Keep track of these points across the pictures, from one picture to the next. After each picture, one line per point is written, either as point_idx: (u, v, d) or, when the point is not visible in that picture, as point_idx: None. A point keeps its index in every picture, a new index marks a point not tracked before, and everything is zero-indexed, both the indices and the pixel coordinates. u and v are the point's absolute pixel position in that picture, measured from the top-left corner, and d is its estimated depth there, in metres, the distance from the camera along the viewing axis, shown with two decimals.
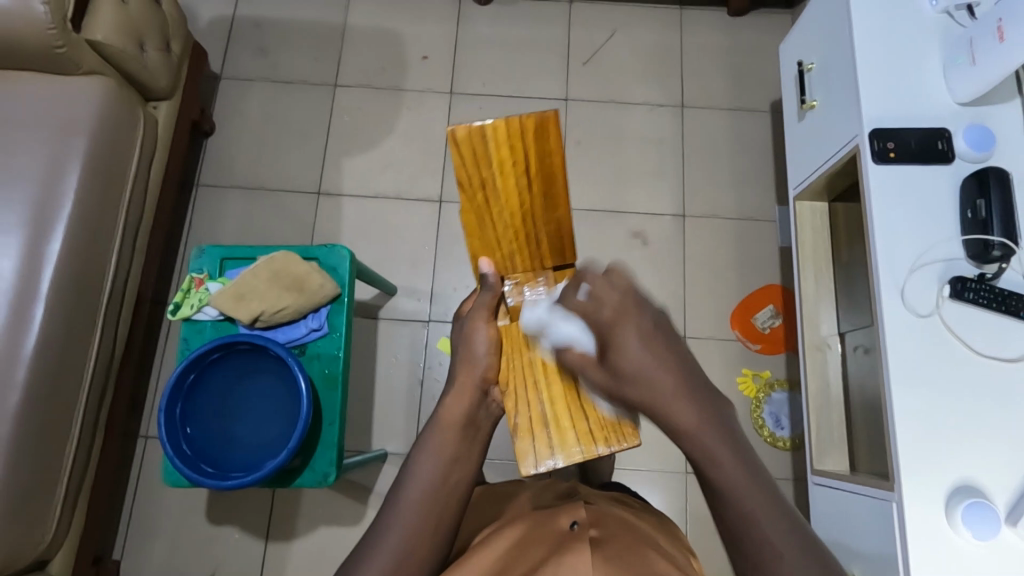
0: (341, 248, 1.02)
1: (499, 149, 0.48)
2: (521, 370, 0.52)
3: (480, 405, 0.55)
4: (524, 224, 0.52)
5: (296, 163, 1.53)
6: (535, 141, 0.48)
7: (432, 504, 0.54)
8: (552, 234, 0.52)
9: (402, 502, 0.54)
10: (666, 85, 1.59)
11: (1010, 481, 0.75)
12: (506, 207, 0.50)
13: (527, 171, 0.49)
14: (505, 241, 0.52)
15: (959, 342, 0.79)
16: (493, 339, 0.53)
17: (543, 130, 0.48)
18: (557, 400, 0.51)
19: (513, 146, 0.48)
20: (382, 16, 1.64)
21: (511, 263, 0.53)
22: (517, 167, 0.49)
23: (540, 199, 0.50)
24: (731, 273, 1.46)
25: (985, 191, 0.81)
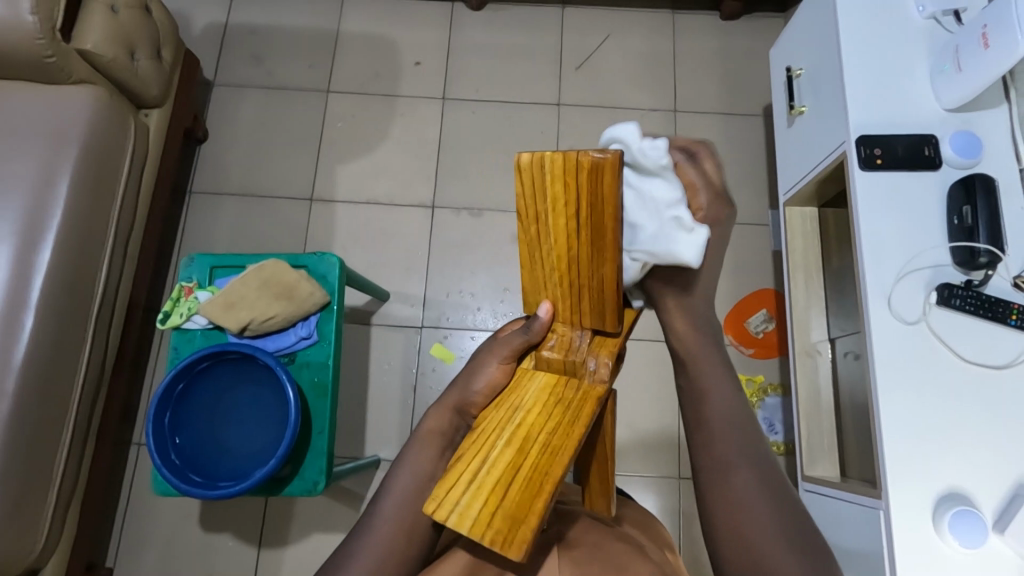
0: (331, 256, 1.02)
1: (541, 193, 0.44)
2: (497, 418, 0.45)
3: (460, 430, 0.53)
4: (568, 271, 0.46)
5: (289, 170, 1.54)
6: (587, 184, 0.42)
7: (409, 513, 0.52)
8: (592, 290, 0.46)
9: (380, 511, 0.53)
10: (658, 90, 1.59)
11: (999, 489, 0.75)
12: (553, 247, 0.46)
13: (576, 213, 0.43)
14: (547, 278, 0.48)
15: (946, 350, 0.79)
16: (493, 381, 0.51)
17: (598, 173, 0.41)
18: (500, 461, 0.42)
19: (567, 183, 0.43)
20: (374, 22, 1.64)
21: (570, 308, 0.48)
22: (569, 211, 0.44)
23: (586, 245, 0.44)
24: (724, 278, 1.46)
25: (970, 198, 0.81)
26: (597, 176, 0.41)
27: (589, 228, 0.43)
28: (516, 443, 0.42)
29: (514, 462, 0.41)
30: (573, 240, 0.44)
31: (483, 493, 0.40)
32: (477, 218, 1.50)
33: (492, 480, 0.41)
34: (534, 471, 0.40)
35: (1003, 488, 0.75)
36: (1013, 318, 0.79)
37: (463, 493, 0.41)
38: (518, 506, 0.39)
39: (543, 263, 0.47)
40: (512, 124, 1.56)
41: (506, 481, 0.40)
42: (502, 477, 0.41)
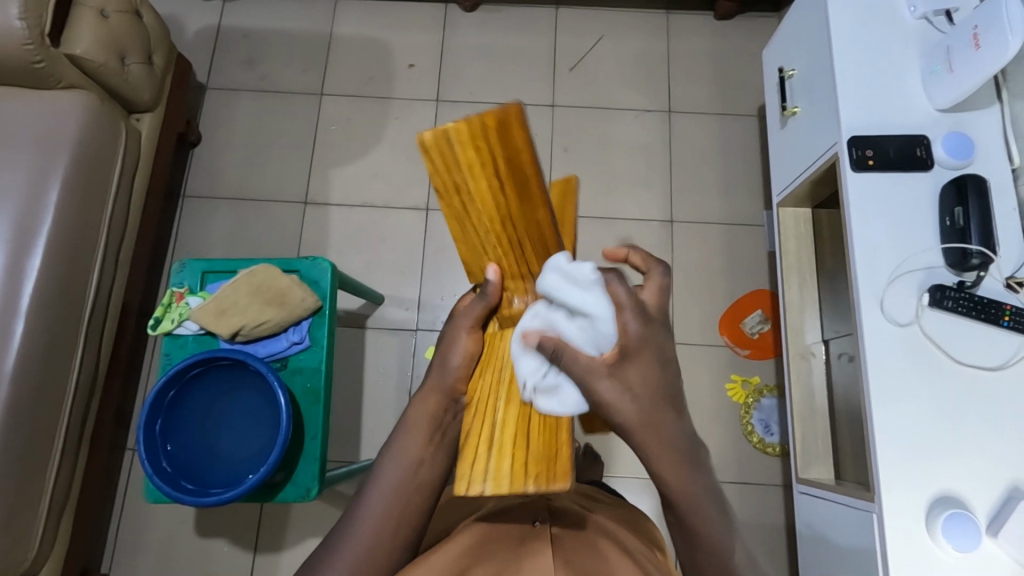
0: (323, 261, 1.01)
1: (453, 165, 0.40)
2: (488, 385, 0.45)
3: (449, 411, 0.52)
4: (504, 232, 0.42)
5: (283, 173, 1.53)
6: (498, 139, 0.38)
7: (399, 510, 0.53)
8: (535, 245, 0.43)
9: (366, 506, 0.53)
10: (652, 90, 1.58)
11: (993, 492, 0.74)
12: (482, 212, 0.41)
13: (496, 173, 0.39)
14: (485, 243, 0.44)
15: (938, 352, 0.79)
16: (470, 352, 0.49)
17: (505, 125, 0.38)
18: (510, 416, 0.42)
19: (478, 147, 0.39)
20: (368, 24, 1.64)
21: (516, 268, 0.45)
22: (487, 171, 0.39)
23: (515, 205, 0.40)
24: (720, 279, 1.45)
25: (962, 199, 0.81)
26: (499, 124, 0.38)
27: (511, 180, 0.39)
28: (515, 396, 0.43)
29: (522, 410, 0.42)
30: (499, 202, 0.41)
31: (505, 452, 0.41)
32: None
33: (508, 437, 0.41)
34: (544, 414, 0.42)
35: (996, 491, 0.74)
36: (1006, 320, 0.78)
37: (490, 460, 0.41)
38: (542, 445, 0.41)
39: (478, 227, 0.43)
40: None
41: (521, 430, 0.42)
42: (518, 427, 0.42)
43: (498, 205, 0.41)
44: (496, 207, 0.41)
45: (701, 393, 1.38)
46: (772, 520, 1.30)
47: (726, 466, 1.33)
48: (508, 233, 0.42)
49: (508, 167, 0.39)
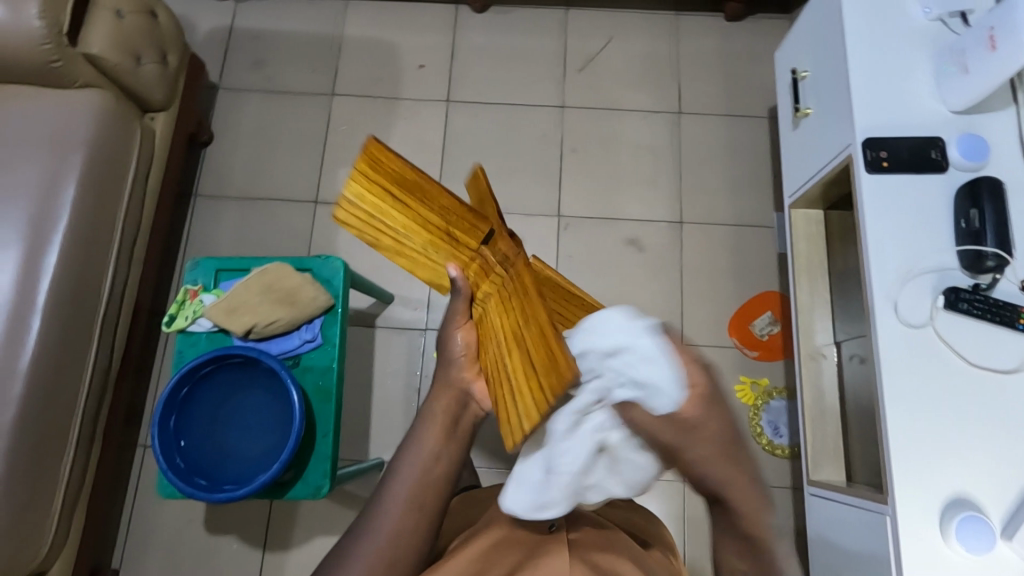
0: (335, 260, 1.02)
1: (364, 215, 0.50)
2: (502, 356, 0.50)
3: (460, 404, 0.61)
4: (441, 242, 0.51)
5: (294, 173, 1.54)
6: (375, 171, 0.48)
7: (412, 510, 0.60)
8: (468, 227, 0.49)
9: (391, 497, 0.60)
10: (662, 92, 1.58)
11: (1007, 495, 0.74)
12: (412, 234, 0.51)
13: (399, 199, 0.49)
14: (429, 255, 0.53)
15: (953, 354, 0.78)
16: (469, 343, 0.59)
17: (371, 157, 0.48)
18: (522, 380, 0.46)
19: (370, 192, 0.49)
20: (378, 25, 1.64)
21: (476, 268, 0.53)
22: (390, 202, 0.49)
23: (432, 215, 0.49)
24: (729, 280, 1.45)
25: (978, 202, 0.81)
26: (370, 163, 0.48)
27: (409, 194, 0.49)
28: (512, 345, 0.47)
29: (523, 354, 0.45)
30: (418, 217, 0.50)
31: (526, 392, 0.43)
32: None
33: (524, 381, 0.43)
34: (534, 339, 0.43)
35: (1009, 496, 0.74)
36: (1022, 322, 0.78)
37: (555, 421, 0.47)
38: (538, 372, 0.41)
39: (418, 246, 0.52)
40: (517, 127, 1.56)
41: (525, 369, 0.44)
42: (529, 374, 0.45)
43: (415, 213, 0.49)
44: (424, 225, 0.50)
45: None
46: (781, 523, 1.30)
47: None
48: (442, 235, 0.51)
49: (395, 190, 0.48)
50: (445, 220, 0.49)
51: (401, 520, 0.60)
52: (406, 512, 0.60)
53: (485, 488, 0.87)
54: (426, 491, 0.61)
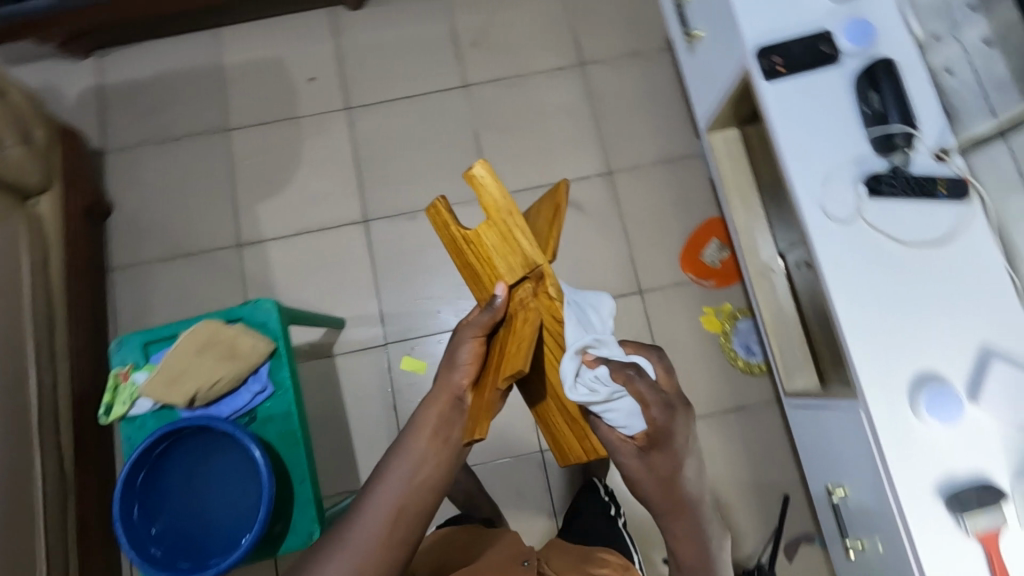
0: (265, 302, 0.97)
1: (502, 200, 0.59)
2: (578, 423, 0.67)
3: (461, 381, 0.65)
4: (512, 245, 0.61)
5: (209, 219, 1.46)
6: (486, 189, 0.58)
7: (393, 519, 0.59)
8: (493, 246, 0.62)
9: (373, 503, 0.59)
10: (561, 46, 1.55)
11: (967, 361, 0.75)
12: (521, 235, 0.60)
13: (494, 222, 0.60)
14: (518, 249, 0.61)
15: (886, 238, 0.79)
16: (475, 353, 0.65)
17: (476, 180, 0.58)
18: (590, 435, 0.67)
19: (491, 204, 0.59)
20: (257, 47, 1.56)
21: (511, 271, 0.63)
22: (502, 217, 0.60)
23: (489, 233, 0.61)
24: (672, 218, 1.45)
25: (875, 84, 0.81)
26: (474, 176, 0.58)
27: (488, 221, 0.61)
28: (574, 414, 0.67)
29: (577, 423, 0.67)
30: (505, 230, 0.61)
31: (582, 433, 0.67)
32: (413, 221, 1.45)
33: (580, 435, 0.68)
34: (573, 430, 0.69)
35: (970, 358, 0.75)
36: (941, 191, 0.79)
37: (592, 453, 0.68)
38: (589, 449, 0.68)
39: (519, 239, 0.61)
40: (425, 118, 1.51)
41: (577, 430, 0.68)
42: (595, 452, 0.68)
43: (512, 232, 0.60)
44: (506, 235, 0.61)
45: (678, 334, 1.38)
46: (774, 437, 1.33)
47: (719, 398, 1.35)
48: (505, 237, 0.61)
49: (482, 239, 0.62)
50: (489, 232, 0.61)
51: (378, 535, 0.58)
52: (389, 515, 0.59)
53: (475, 531, 0.97)
54: (409, 497, 0.60)
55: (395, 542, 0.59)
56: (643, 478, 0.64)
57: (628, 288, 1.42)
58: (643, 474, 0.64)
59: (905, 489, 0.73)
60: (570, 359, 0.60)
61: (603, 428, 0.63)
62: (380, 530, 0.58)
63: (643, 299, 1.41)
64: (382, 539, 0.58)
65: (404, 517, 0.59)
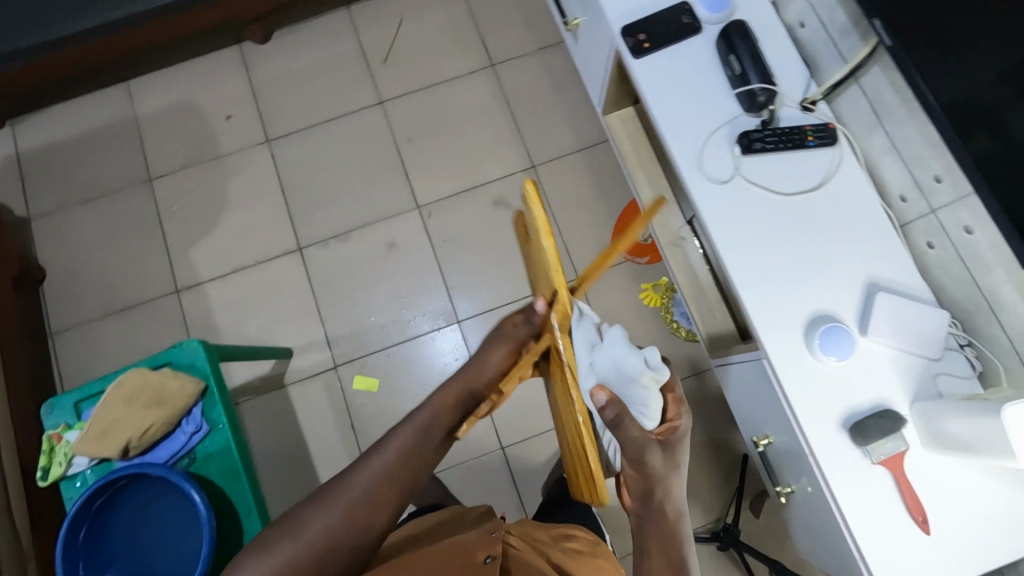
0: (190, 342, 0.98)
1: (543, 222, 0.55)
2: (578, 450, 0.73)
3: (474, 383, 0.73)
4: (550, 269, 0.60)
5: (145, 270, 1.47)
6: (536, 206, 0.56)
7: (381, 484, 0.62)
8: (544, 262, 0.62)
9: (367, 468, 0.63)
10: (470, 50, 1.57)
11: (853, 297, 0.79)
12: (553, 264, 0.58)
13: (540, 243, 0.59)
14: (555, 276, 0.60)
15: (765, 192, 0.82)
16: (502, 364, 0.74)
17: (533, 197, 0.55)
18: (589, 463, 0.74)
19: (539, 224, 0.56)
20: (170, 93, 1.57)
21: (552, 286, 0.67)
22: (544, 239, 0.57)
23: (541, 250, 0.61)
24: (599, 201, 1.47)
25: (732, 47, 0.83)
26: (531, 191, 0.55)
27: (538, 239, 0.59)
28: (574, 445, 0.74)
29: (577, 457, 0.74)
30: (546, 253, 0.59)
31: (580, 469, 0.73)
32: (346, 242, 1.47)
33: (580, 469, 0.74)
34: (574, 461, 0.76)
35: (856, 293, 0.79)
36: (811, 139, 0.82)
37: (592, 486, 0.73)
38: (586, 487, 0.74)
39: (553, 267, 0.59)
40: (346, 139, 1.53)
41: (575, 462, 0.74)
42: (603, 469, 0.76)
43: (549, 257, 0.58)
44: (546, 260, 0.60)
45: (619, 313, 1.41)
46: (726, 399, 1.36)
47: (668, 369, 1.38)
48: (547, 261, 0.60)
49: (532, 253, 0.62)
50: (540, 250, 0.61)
51: (357, 498, 0.61)
52: (376, 480, 0.62)
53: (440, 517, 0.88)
54: (397, 471, 0.63)
55: (371, 508, 0.61)
56: (647, 467, 0.71)
57: (566, 275, 1.44)
58: (654, 459, 0.70)
59: (813, 429, 0.75)
60: (626, 351, 0.66)
61: (632, 426, 0.66)
62: (365, 493, 0.61)
63: None
64: (362, 508, 0.60)
65: (388, 490, 0.62)
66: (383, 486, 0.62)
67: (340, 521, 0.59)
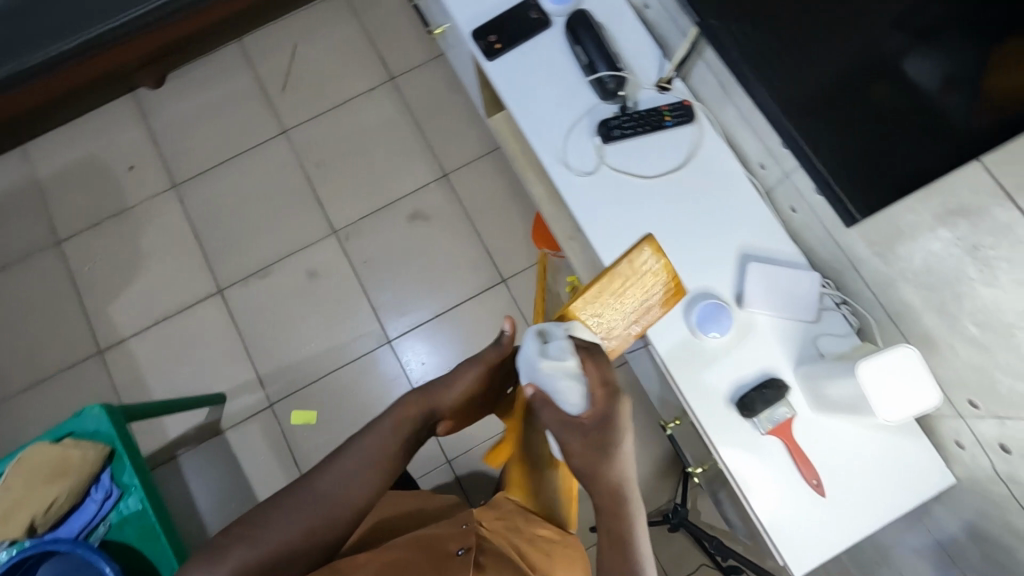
0: (91, 408, 0.96)
1: None
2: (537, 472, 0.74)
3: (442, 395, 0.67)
4: None
5: (64, 335, 1.43)
6: None
7: (350, 494, 0.59)
8: None
9: (333, 474, 0.60)
10: (367, 67, 1.56)
11: (728, 271, 0.79)
12: None
13: None
14: None
15: (631, 178, 0.81)
16: (470, 379, 0.68)
17: None
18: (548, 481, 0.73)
19: None
20: (68, 152, 1.53)
21: None
22: None
23: None
24: (514, 202, 1.47)
25: (578, 38, 0.83)
26: None
27: None
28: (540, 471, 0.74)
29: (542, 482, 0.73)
30: None
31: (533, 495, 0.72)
32: (266, 277, 1.45)
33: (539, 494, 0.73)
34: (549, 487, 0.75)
35: (731, 266, 0.79)
36: (669, 119, 0.82)
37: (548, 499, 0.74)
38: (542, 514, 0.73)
39: None
40: (253, 173, 1.51)
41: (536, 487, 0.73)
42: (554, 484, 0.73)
43: None
44: None
45: None
46: None
47: None
48: None
49: None
50: None
51: (322, 512, 0.58)
52: (345, 494, 0.59)
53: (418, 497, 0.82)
54: (367, 480, 0.61)
55: (337, 517, 0.58)
56: (581, 453, 0.58)
57: (490, 279, 1.44)
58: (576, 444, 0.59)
59: (705, 412, 0.75)
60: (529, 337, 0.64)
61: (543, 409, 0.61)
62: (332, 504, 0.58)
63: (507, 287, 1.43)
64: (326, 515, 0.58)
65: (358, 498, 0.60)
66: (349, 494, 0.59)
67: (304, 531, 0.56)
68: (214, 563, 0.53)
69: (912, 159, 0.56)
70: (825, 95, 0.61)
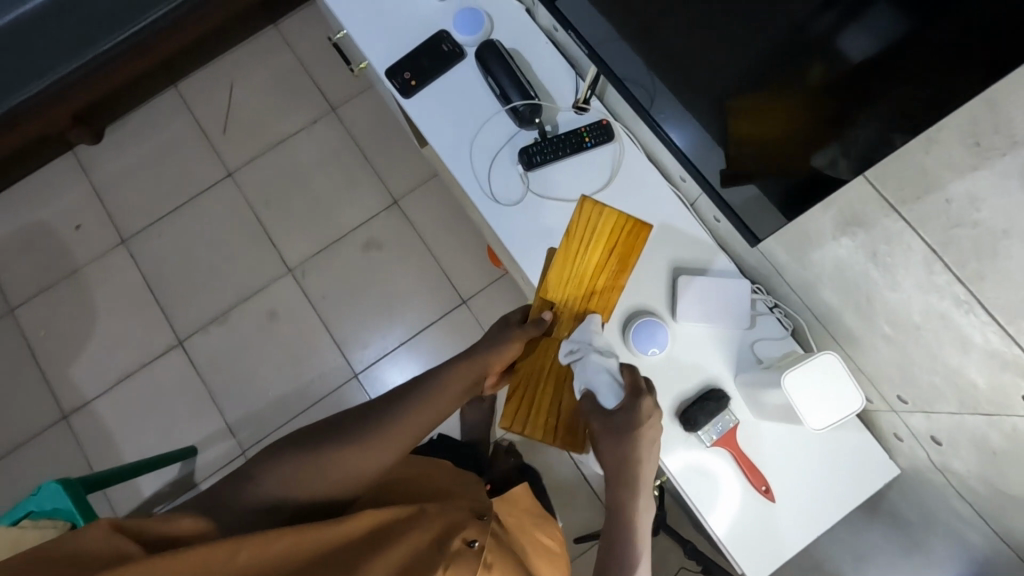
0: (47, 484, 0.95)
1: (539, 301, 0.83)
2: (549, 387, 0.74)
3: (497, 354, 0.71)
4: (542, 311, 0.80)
5: (24, 405, 1.41)
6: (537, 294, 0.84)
7: (406, 439, 0.61)
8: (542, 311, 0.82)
9: (400, 411, 0.62)
10: (307, 101, 1.54)
11: (660, 285, 0.79)
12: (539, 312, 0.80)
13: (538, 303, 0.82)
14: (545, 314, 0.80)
15: (557, 203, 0.81)
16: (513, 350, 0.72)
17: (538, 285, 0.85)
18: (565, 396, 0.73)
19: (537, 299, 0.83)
20: (11, 218, 1.51)
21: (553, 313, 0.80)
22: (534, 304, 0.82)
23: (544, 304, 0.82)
24: (467, 222, 1.47)
25: (488, 69, 0.83)
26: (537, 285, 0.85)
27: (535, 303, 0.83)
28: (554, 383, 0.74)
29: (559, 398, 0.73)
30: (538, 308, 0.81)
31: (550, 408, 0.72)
32: (226, 324, 1.44)
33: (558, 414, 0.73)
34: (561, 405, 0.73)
35: (662, 281, 0.79)
36: (588, 140, 0.82)
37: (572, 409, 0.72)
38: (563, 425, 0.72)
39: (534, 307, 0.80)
40: (202, 220, 1.49)
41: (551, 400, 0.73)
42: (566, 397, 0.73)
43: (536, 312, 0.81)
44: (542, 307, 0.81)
45: None
46: None
47: None
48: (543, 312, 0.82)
49: None
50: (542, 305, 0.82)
51: (380, 448, 0.58)
52: (404, 436, 0.60)
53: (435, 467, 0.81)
54: (424, 423, 0.63)
55: (399, 449, 0.60)
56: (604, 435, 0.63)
57: (450, 302, 1.43)
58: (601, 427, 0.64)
59: None
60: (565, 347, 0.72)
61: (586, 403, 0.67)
62: (392, 444, 0.59)
63: (467, 308, 1.43)
64: (393, 447, 0.59)
65: (413, 439, 0.61)
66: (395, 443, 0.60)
67: (365, 455, 0.57)
68: (293, 455, 0.55)
69: (855, 140, 0.52)
70: (756, 84, 0.57)
